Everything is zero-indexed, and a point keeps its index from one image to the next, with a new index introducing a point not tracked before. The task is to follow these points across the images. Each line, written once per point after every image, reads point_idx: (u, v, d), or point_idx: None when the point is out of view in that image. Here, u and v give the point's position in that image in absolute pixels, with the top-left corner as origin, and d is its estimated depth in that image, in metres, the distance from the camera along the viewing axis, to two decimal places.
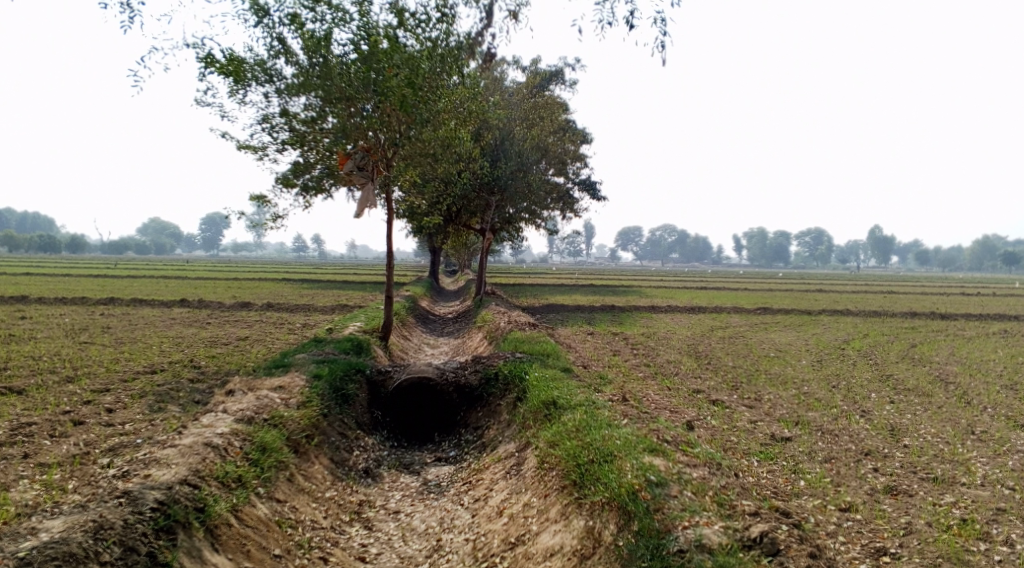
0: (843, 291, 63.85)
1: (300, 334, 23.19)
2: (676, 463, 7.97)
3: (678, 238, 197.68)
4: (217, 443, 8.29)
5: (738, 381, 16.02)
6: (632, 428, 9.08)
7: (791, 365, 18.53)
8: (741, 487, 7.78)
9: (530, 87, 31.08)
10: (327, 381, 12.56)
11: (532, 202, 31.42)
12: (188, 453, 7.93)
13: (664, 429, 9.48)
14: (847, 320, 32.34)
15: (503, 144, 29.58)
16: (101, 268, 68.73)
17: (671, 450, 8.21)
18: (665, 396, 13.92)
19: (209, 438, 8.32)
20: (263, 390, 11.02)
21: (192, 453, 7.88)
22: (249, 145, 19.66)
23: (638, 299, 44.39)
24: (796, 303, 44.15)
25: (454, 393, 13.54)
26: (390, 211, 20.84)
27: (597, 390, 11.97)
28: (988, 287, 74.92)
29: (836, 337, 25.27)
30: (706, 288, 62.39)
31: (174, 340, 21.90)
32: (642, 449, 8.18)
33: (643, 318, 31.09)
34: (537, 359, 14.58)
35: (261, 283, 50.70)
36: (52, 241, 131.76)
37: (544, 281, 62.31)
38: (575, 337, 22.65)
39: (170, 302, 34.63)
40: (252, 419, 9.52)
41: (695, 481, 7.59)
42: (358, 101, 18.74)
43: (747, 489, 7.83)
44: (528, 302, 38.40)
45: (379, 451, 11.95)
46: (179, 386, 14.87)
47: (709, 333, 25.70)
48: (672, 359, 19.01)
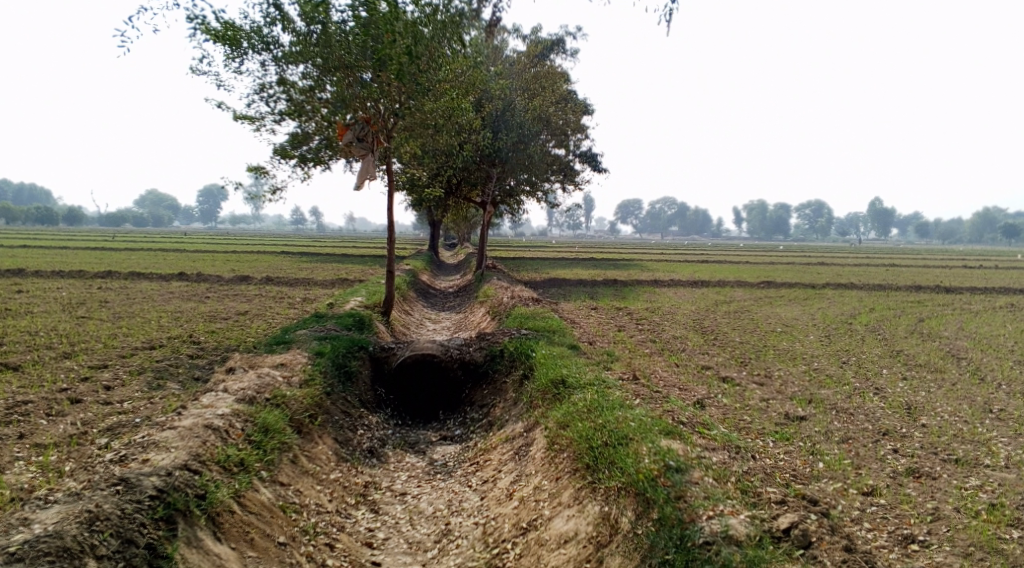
0: (844, 264, 63.59)
1: (300, 309, 22.89)
2: (694, 447, 7.72)
3: (678, 211, 196.88)
4: (217, 425, 8.01)
5: (746, 357, 15.79)
6: (646, 408, 8.80)
7: (799, 340, 18.30)
8: (762, 472, 7.54)
9: (531, 56, 30.48)
10: (330, 358, 12.28)
11: (534, 174, 30.97)
12: (188, 436, 7.65)
13: (678, 409, 9.22)
14: (852, 294, 32.11)
15: (504, 115, 29.05)
16: (98, 241, 68.14)
17: (688, 433, 7.94)
18: (674, 373, 13.68)
19: (210, 420, 8.04)
20: (265, 368, 10.72)
21: (192, 437, 7.59)
22: (246, 115, 19.21)
23: (640, 273, 44.10)
24: (799, 276, 43.90)
25: (458, 370, 13.29)
26: (391, 184, 20.43)
27: (606, 368, 11.69)
28: (988, 260, 74.75)
29: (841, 311, 25.04)
30: (707, 261, 62.11)
31: (172, 314, 21.58)
32: (658, 432, 7.91)
33: (646, 292, 30.80)
34: (543, 335, 14.29)
35: (260, 256, 50.28)
36: (48, 213, 130.97)
37: (544, 254, 61.94)
38: (579, 312, 22.40)
39: (168, 275, 34.27)
40: (254, 398, 9.23)
41: (716, 467, 7.34)
42: (357, 70, 18.24)
43: (767, 473, 7.58)
44: (529, 275, 38.11)
45: (383, 430, 11.70)
46: (178, 363, 14.59)
47: (714, 307, 25.44)
48: (678, 334, 18.76)
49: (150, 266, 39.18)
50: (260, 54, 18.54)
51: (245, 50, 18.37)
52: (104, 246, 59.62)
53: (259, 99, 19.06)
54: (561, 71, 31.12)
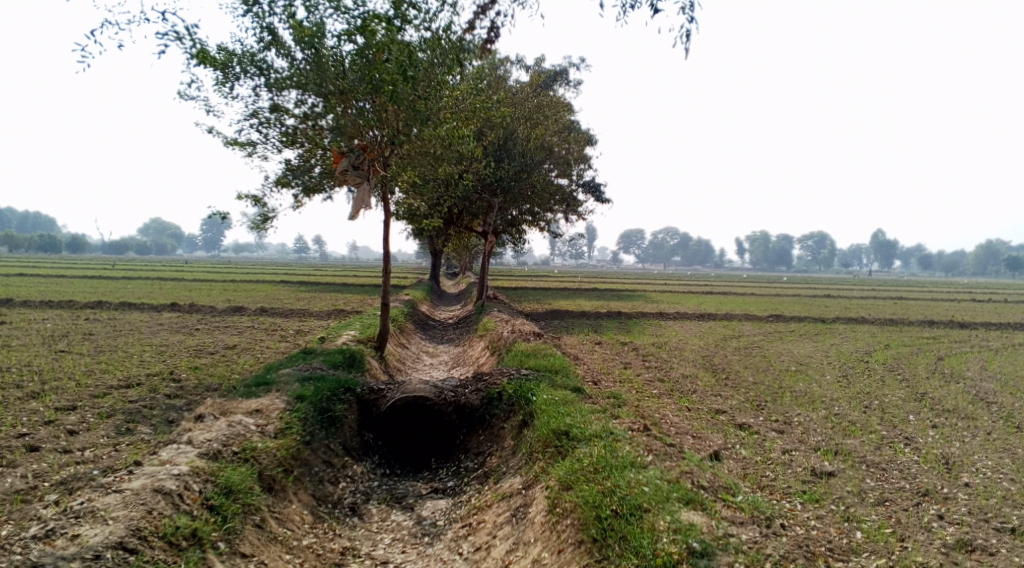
0: (851, 296, 62.58)
1: (292, 342, 21.94)
2: (718, 520, 7.06)
3: (680, 241, 196.45)
4: (170, 488, 7.18)
5: (761, 401, 14.77)
6: (661, 469, 7.98)
7: (815, 381, 17.26)
8: (799, 554, 6.75)
9: (534, 85, 29.88)
10: (312, 403, 11.31)
11: (536, 204, 30.18)
12: (132, 504, 6.89)
13: (696, 471, 8.25)
14: (864, 328, 31.08)
15: (506, 144, 28.39)
16: (97, 269, 67.32)
17: (711, 504, 7.32)
18: (686, 418, 12.66)
19: (161, 483, 7.23)
20: (237, 415, 9.77)
21: (136, 506, 6.85)
22: (236, 142, 18.50)
23: (645, 305, 43.13)
24: (808, 309, 42.86)
25: (453, 414, 12.30)
26: (388, 213, 19.64)
27: (613, 416, 10.69)
28: (995, 293, 73.88)
29: (857, 349, 23.98)
30: (712, 292, 61.15)
31: (157, 348, 20.61)
32: (677, 502, 7.25)
33: (651, 325, 29.80)
34: (545, 376, 13.31)
35: (258, 285, 49.44)
36: (51, 240, 130.82)
37: (545, 285, 61.01)
38: (583, 347, 21.43)
39: (161, 305, 33.34)
40: (219, 454, 8.26)
41: (746, 549, 6.63)
42: (352, 95, 17.46)
43: (804, 556, 6.76)
44: (531, 307, 37.18)
45: (368, 482, 10.74)
46: (153, 404, 13.58)
47: (723, 343, 24.42)
48: (688, 373, 17.74)
49: (144, 296, 38.30)
50: (253, 77, 17.84)
51: (237, 73, 17.68)
52: (102, 274, 58.74)
53: (251, 125, 18.33)
54: (565, 100, 30.53)
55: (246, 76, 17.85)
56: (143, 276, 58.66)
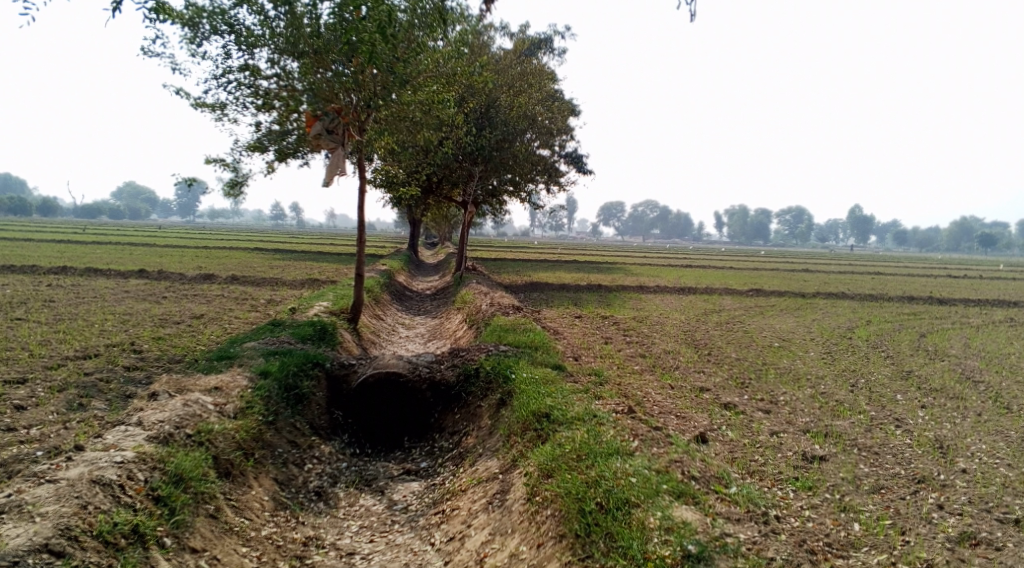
0: (829, 271, 62.75)
1: (262, 313, 21.18)
2: (712, 516, 6.80)
3: (659, 214, 196.43)
4: (109, 479, 6.78)
5: (746, 378, 14.36)
6: (649, 457, 7.60)
7: (800, 358, 16.88)
8: (804, 558, 6.47)
9: (518, 52, 28.99)
10: (276, 380, 10.69)
11: (517, 174, 29.45)
12: (65, 498, 6.52)
13: (684, 459, 7.78)
14: (844, 304, 30.90)
15: (487, 112, 27.56)
16: (68, 233, 65.62)
17: (705, 499, 7.04)
18: (669, 397, 12.18)
19: (98, 473, 6.82)
20: (194, 392, 9.12)
21: (68, 501, 6.48)
22: (204, 103, 17.59)
23: (625, 277, 42.72)
24: (787, 283, 42.71)
25: (427, 392, 11.75)
26: (364, 180, 18.82)
27: (595, 396, 10.18)
28: (968, 270, 74.99)
29: (838, 325, 23.74)
30: (692, 265, 60.97)
31: (121, 317, 19.74)
32: (669, 496, 6.95)
33: (631, 298, 29.34)
34: (524, 353, 12.77)
35: (232, 252, 48.25)
36: (20, 203, 127.83)
37: (523, 256, 60.35)
38: (563, 321, 20.92)
39: (128, 272, 32.23)
40: (170, 437, 7.72)
41: (746, 553, 6.34)
42: (328, 56, 16.59)
43: (807, 558, 6.50)
44: (510, 279, 36.57)
45: (337, 463, 10.19)
46: (110, 377, 12.83)
47: (704, 318, 24.01)
48: (670, 349, 17.28)
49: (111, 262, 37.11)
50: (222, 35, 16.85)
51: (205, 31, 16.69)
52: (70, 239, 57.10)
53: (220, 86, 17.40)
54: (548, 69, 29.70)
55: (215, 34, 16.86)
56: (114, 241, 57.00)
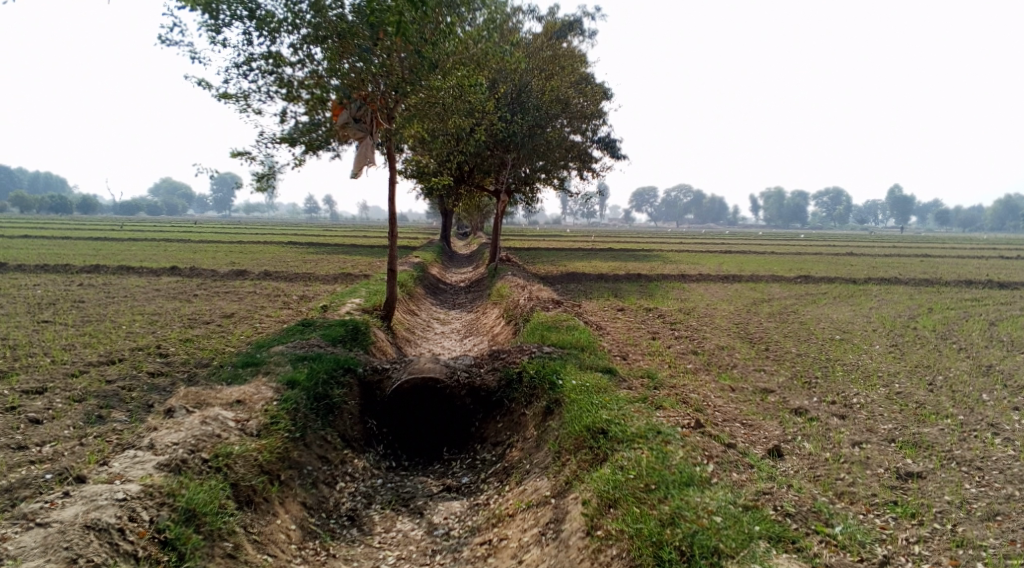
0: (872, 254, 60.67)
1: (293, 311, 20.44)
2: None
3: (693, 199, 193.53)
4: (104, 524, 6.34)
5: (811, 378, 13.22)
6: (737, 492, 7.06)
7: (866, 353, 15.60)
8: None
9: (549, 35, 27.87)
10: (305, 389, 9.85)
11: (551, 161, 28.40)
12: (53, 550, 6.11)
13: (775, 491, 7.21)
14: (899, 290, 29.32)
15: (519, 98, 26.57)
16: (108, 230, 66.27)
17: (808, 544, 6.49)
18: (732, 402, 11.14)
19: (93, 518, 6.39)
20: (214, 407, 8.33)
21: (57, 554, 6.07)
22: (227, 94, 16.80)
23: (664, 265, 41.42)
24: (835, 269, 41.03)
25: (467, 399, 10.83)
26: (394, 169, 17.85)
27: (654, 404, 9.17)
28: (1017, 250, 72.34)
29: (898, 313, 22.33)
30: (730, 251, 59.33)
31: (149, 318, 19.15)
32: (765, 540, 6.42)
33: (673, 288, 28.12)
34: (570, 354, 11.79)
35: (265, 247, 47.82)
36: (62, 202, 130.30)
37: (557, 245, 59.13)
38: (605, 315, 19.90)
39: (160, 269, 31.83)
40: (181, 468, 7.11)
41: None
42: (354, 37, 15.63)
43: None
44: (545, 270, 35.57)
45: (371, 480, 9.37)
46: (133, 386, 12.13)
47: (754, 307, 22.78)
48: (724, 344, 16.16)
49: (145, 259, 36.93)
50: (243, 21, 16.02)
51: (225, 17, 15.89)
52: (108, 237, 57.34)
53: (241, 74, 16.58)
54: (581, 51, 28.58)
55: (236, 20, 16.05)
56: (149, 237, 57.00)
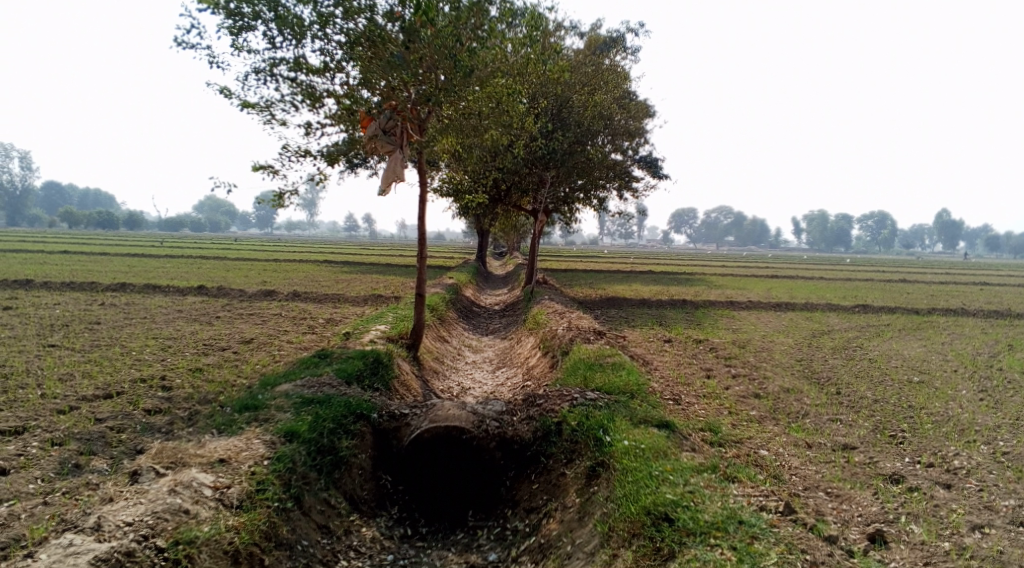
0: (925, 281, 57.95)
1: (316, 336, 19.06)
2: None
3: (733, 220, 190.15)
4: None
5: (897, 431, 11.39)
6: None
7: (955, 400, 13.56)
8: None
9: (592, 49, 26.43)
10: (306, 442, 8.39)
11: (593, 180, 26.86)
12: None
13: None
14: (970, 322, 27.04)
15: (558, 116, 25.10)
16: (146, 246, 66.37)
17: None
18: (811, 464, 9.44)
19: None
20: (189, 468, 7.40)
21: None
22: (249, 103, 15.42)
23: (709, 290, 39.48)
24: (895, 297, 38.60)
25: (497, 453, 9.28)
26: (426, 186, 16.41)
27: (725, 479, 7.67)
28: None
29: (977, 349, 20.20)
30: (777, 275, 57.03)
31: (163, 342, 17.95)
32: None
33: (722, 317, 26.24)
34: (618, 400, 10.22)
35: (299, 265, 46.86)
36: (109, 217, 132.54)
37: (595, 266, 57.38)
38: (651, 346, 18.24)
39: (187, 288, 30.87)
40: (126, 563, 6.28)
41: None
42: (385, 43, 14.26)
43: None
44: (583, 293, 33.92)
45: (382, 556, 7.90)
46: (124, 426, 10.79)
47: (814, 340, 20.90)
48: (788, 384, 14.40)
49: (176, 277, 36.06)
50: (267, 24, 14.73)
51: (248, 18, 14.64)
52: (145, 252, 56.84)
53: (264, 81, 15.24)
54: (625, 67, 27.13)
55: (260, 22, 14.77)
56: (188, 254, 56.81)
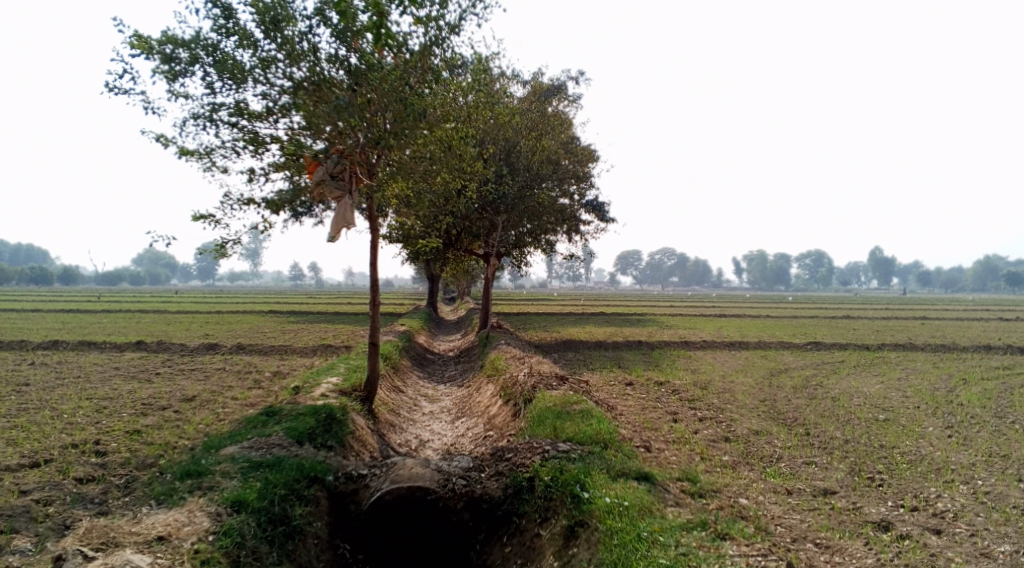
0: (868, 317, 59.31)
1: (264, 391, 18.07)
2: None
3: (678, 261, 193.36)
4: None
5: (874, 472, 11.11)
6: None
7: (924, 437, 13.42)
8: None
9: (537, 96, 26.39)
10: (255, 512, 7.62)
11: (544, 223, 26.64)
12: None
13: None
14: (920, 357, 27.41)
15: (507, 160, 24.94)
16: (82, 301, 64.01)
17: None
18: (796, 512, 9.04)
19: None
20: (122, 550, 6.63)
21: None
22: (188, 150, 14.72)
23: (662, 331, 39.44)
24: (843, 334, 39.13)
25: (464, 513, 8.62)
26: (376, 232, 15.84)
27: (718, 537, 7.56)
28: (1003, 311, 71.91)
29: (933, 384, 20.31)
30: (725, 314, 57.60)
31: (97, 403, 16.72)
32: None
33: (680, 358, 26.05)
34: (591, 451, 9.71)
35: (243, 317, 45.32)
36: (41, 272, 127.57)
37: (546, 310, 57.14)
38: (613, 390, 17.80)
39: (124, 344, 29.33)
40: None
41: None
42: (329, 86, 13.79)
43: None
44: (537, 338, 33.45)
45: None
46: (51, 498, 9.76)
47: (774, 380, 20.77)
48: (757, 427, 14.07)
49: (112, 333, 34.35)
50: (206, 68, 14.17)
51: (185, 63, 14.05)
52: (78, 308, 54.34)
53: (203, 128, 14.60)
54: (571, 114, 27.21)
55: (198, 67, 14.21)
56: (126, 308, 54.64)
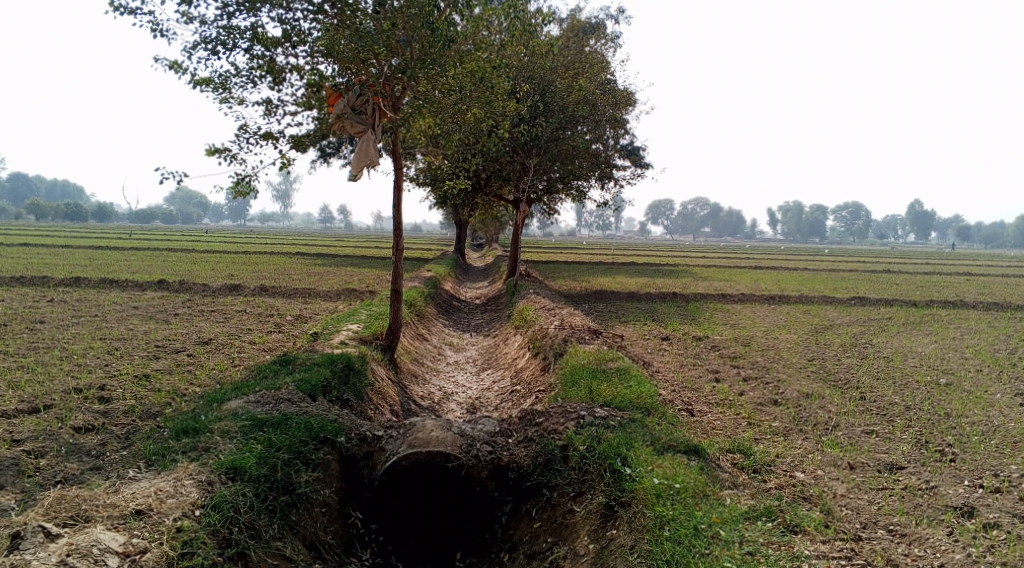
0: (909, 271, 57.22)
1: (283, 336, 17.30)
2: None
3: (711, 211, 189.65)
4: None
5: (944, 445, 10.02)
6: None
7: (994, 406, 12.20)
8: None
9: (574, 31, 24.72)
10: (253, 481, 6.81)
11: (579, 169, 25.27)
12: None
13: None
14: (973, 315, 25.88)
15: (541, 99, 23.46)
16: (112, 238, 64.12)
17: None
18: (864, 490, 8.04)
19: None
20: (92, 529, 5.92)
21: None
22: (202, 80, 13.54)
23: (696, 282, 38.12)
24: (887, 289, 37.43)
25: (488, 483, 7.74)
26: (400, 172, 14.64)
27: (791, 535, 6.72)
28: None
29: (991, 345, 18.96)
30: (760, 266, 55.93)
31: (109, 344, 16.04)
32: None
33: (717, 311, 24.86)
34: (631, 418, 8.75)
35: (269, 258, 44.66)
36: (75, 209, 128.70)
37: (576, 258, 55.90)
38: (649, 345, 16.75)
39: (146, 283, 28.74)
40: None
41: None
42: (353, 11, 12.43)
43: None
44: (567, 286, 32.36)
45: None
46: (44, 449, 9.03)
47: (820, 337, 19.52)
48: (807, 389, 12.96)
49: (137, 271, 33.85)
50: None
51: None
52: (107, 244, 54.17)
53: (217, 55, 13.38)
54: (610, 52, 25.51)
55: None
56: (155, 246, 54.41)
